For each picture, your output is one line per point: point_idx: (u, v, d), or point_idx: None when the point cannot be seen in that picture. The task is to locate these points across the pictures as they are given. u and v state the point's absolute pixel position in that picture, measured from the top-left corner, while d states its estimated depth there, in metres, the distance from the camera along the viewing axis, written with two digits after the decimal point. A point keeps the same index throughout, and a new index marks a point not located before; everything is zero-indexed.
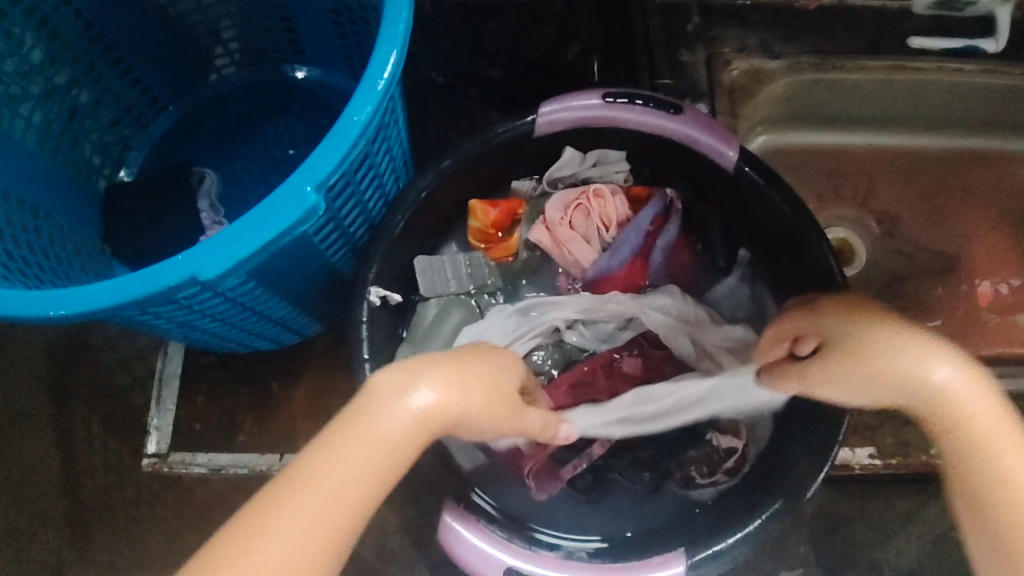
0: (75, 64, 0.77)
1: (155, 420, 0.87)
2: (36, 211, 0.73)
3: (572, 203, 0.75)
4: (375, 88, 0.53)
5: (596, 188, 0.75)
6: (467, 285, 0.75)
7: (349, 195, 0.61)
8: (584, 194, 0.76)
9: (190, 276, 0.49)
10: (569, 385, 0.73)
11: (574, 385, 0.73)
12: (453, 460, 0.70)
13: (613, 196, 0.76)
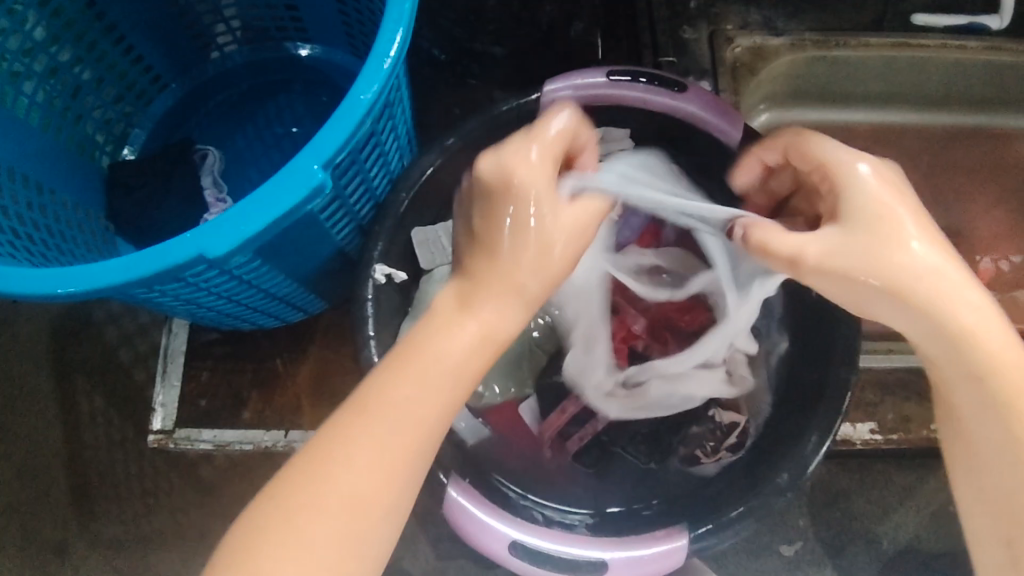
0: (77, 42, 0.77)
1: (161, 397, 0.85)
2: (40, 189, 0.73)
3: None
4: (381, 67, 0.53)
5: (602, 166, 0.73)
6: None
7: (355, 172, 0.61)
8: None
9: (198, 254, 0.49)
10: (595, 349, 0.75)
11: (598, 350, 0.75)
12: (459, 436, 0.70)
13: None
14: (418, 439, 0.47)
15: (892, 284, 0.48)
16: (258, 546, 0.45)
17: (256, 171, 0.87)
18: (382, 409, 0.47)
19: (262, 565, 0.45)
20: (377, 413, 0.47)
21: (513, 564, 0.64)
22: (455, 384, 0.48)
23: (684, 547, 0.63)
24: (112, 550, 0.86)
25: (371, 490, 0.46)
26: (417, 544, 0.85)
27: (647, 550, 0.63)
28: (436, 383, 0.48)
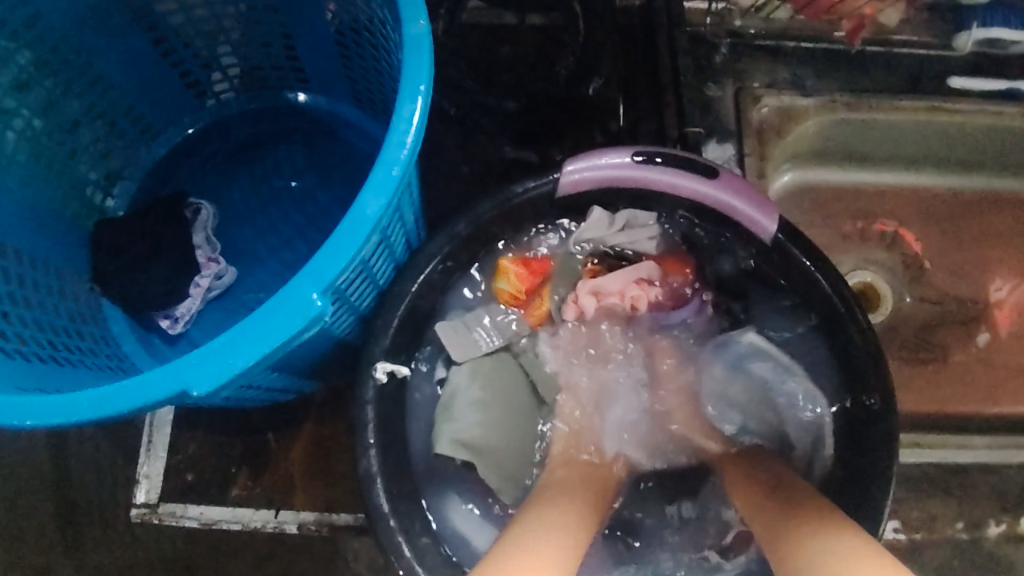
0: (61, 94, 0.72)
1: (145, 468, 0.80)
2: (17, 257, 0.68)
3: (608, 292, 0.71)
4: (388, 178, 0.48)
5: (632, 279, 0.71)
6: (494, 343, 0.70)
7: (355, 270, 0.57)
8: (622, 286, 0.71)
9: (183, 389, 0.45)
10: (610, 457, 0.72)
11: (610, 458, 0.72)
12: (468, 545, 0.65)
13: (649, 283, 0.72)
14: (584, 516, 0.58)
15: None
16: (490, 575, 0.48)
17: (251, 230, 0.82)
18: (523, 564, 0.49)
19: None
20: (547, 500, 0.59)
21: None
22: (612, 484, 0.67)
23: None
24: None
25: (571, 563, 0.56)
26: None
27: None
28: (550, 543, 0.52)
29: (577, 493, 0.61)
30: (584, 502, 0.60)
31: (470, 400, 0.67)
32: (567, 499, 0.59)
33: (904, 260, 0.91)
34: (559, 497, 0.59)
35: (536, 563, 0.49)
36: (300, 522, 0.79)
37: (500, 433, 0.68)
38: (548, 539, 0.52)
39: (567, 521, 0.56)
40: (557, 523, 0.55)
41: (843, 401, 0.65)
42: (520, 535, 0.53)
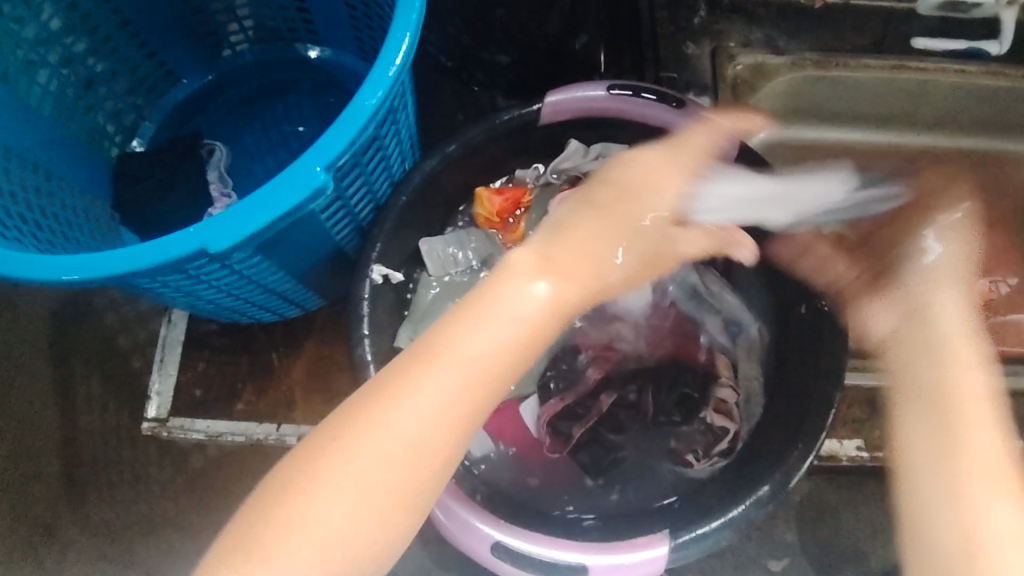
0: (93, 35, 0.79)
1: (158, 385, 0.89)
2: (48, 175, 0.75)
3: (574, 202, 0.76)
4: (386, 74, 0.54)
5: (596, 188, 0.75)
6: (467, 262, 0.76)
7: (357, 175, 0.63)
8: None
9: (200, 247, 0.51)
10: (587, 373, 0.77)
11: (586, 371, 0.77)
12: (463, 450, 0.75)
13: None
14: (484, 381, 0.48)
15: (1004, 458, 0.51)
16: (317, 466, 0.46)
17: (260, 168, 0.89)
18: (356, 461, 0.45)
19: (323, 475, 0.45)
20: (440, 357, 0.47)
21: (494, 565, 0.64)
22: (547, 314, 0.49)
23: (664, 555, 0.63)
24: (101, 541, 0.87)
25: (434, 439, 0.46)
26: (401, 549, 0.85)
27: (627, 557, 0.63)
28: (394, 436, 0.46)
29: (509, 324, 0.48)
30: (492, 340, 0.48)
31: (432, 309, 0.74)
32: (486, 340, 0.48)
33: None
34: (473, 338, 0.48)
35: (362, 467, 0.45)
36: (300, 435, 0.86)
37: None
38: (396, 431, 0.46)
39: (454, 382, 0.47)
40: (443, 382, 0.47)
41: (801, 304, 0.72)
42: (375, 399, 0.47)
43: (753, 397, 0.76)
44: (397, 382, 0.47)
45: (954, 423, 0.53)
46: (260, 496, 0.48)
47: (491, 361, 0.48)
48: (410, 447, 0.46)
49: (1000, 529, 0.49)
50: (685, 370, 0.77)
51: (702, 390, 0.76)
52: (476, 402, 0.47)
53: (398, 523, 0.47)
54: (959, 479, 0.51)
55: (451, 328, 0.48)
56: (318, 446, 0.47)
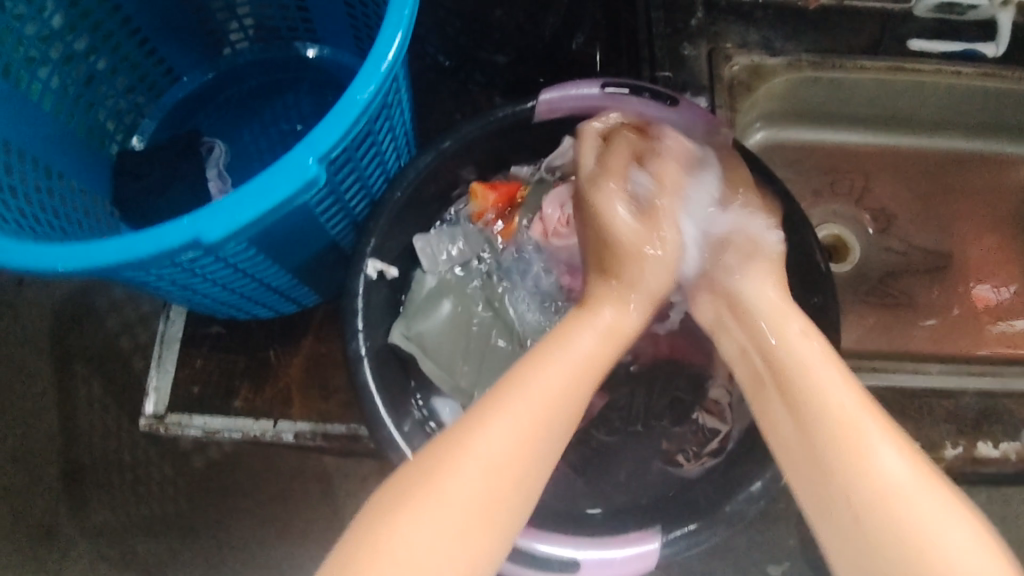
0: (94, 33, 0.80)
1: (156, 381, 0.88)
2: (49, 172, 0.76)
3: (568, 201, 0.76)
4: (378, 68, 0.55)
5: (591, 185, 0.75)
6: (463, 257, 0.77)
7: (351, 169, 0.63)
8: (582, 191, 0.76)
9: (194, 238, 0.52)
10: None
11: None
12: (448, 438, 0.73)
13: None
14: (559, 415, 0.51)
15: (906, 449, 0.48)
16: (421, 483, 0.47)
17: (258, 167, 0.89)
18: (444, 485, 0.46)
19: (432, 489, 0.46)
20: (523, 392, 0.51)
21: None
22: (596, 367, 0.55)
23: (656, 550, 0.64)
24: (103, 539, 0.89)
25: (524, 461, 0.48)
26: None
27: (619, 552, 0.63)
28: (484, 462, 0.47)
29: (575, 374, 0.54)
30: (559, 382, 0.52)
31: (427, 304, 0.75)
32: (556, 382, 0.52)
33: (870, 212, 0.97)
34: (545, 377, 0.52)
35: (470, 479, 0.46)
36: (296, 431, 0.85)
37: (450, 338, 0.75)
38: (490, 460, 0.47)
39: (536, 419, 0.50)
40: (533, 412, 0.50)
41: None
42: (466, 424, 0.49)
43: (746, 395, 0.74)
44: (486, 409, 0.50)
45: (808, 397, 0.52)
46: (357, 533, 0.46)
47: (564, 406, 0.52)
48: (501, 475, 0.47)
49: (892, 468, 0.47)
50: (677, 370, 0.78)
51: (696, 390, 0.77)
52: (553, 433, 0.50)
53: (497, 549, 0.47)
54: (831, 446, 0.50)
55: (526, 372, 0.52)
56: (416, 469, 0.48)
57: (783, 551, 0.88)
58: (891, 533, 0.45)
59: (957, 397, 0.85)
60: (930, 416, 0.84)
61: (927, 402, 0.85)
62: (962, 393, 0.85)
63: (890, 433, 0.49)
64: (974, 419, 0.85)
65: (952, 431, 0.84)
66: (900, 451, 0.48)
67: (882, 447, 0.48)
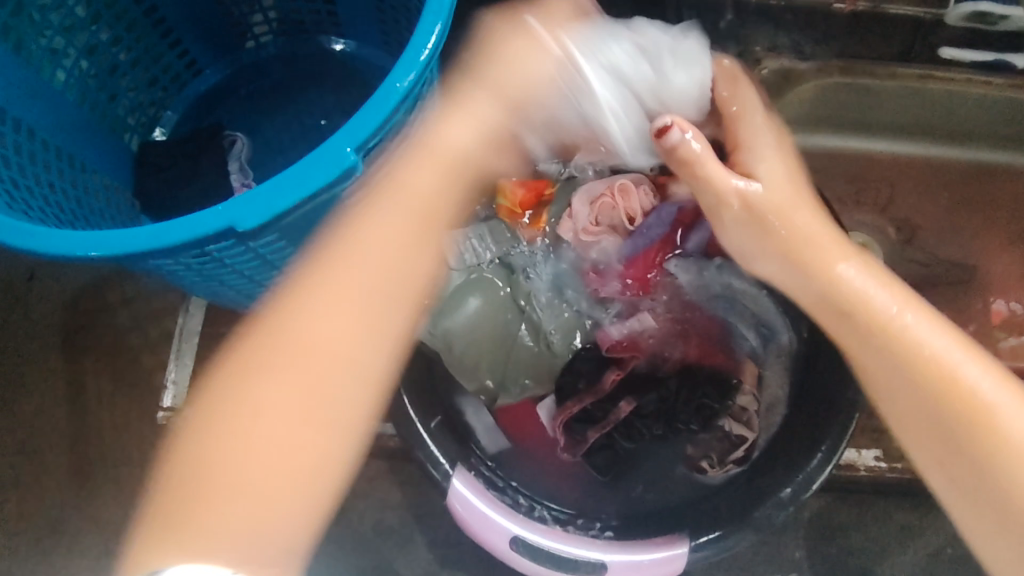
0: (118, 23, 0.79)
1: (173, 374, 0.89)
2: (72, 162, 0.75)
3: (598, 196, 0.74)
4: (418, 57, 0.54)
5: (622, 185, 0.74)
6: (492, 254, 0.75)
7: (382, 162, 0.62)
8: (611, 188, 0.74)
9: (229, 226, 0.51)
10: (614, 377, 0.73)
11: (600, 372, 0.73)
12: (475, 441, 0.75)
13: (640, 187, 0.74)
14: (332, 352, 0.56)
15: (959, 345, 0.57)
16: (211, 445, 0.54)
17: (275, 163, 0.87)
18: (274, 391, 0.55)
19: (219, 454, 0.54)
20: (291, 346, 0.56)
21: (512, 559, 0.63)
22: (364, 284, 0.58)
23: (683, 555, 0.62)
24: (107, 536, 0.87)
25: (297, 407, 0.55)
26: (411, 547, 0.85)
27: (647, 556, 0.62)
28: (293, 366, 0.55)
29: (397, 234, 0.61)
30: (331, 304, 0.57)
31: (455, 301, 0.71)
32: (381, 249, 0.60)
33: (893, 221, 0.96)
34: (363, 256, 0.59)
35: (249, 446, 0.54)
36: None
37: (477, 341, 0.71)
38: (293, 363, 0.55)
39: (352, 299, 0.58)
40: (292, 353, 0.56)
41: None
42: (254, 368, 0.56)
43: (773, 405, 0.75)
44: (240, 369, 0.56)
45: (909, 359, 0.56)
46: (162, 480, 0.56)
47: (388, 288, 0.59)
48: (321, 369, 0.56)
49: (995, 399, 0.54)
50: (709, 376, 0.74)
51: (725, 392, 0.74)
52: (326, 364, 0.56)
53: (290, 492, 0.54)
54: (950, 407, 0.55)
55: (286, 317, 0.57)
56: (204, 424, 0.55)
57: (791, 563, 0.87)
58: (1015, 477, 0.53)
59: None
60: None
61: None
62: None
63: (958, 345, 0.56)
64: None
65: None
66: (992, 380, 0.55)
67: (969, 367, 0.56)
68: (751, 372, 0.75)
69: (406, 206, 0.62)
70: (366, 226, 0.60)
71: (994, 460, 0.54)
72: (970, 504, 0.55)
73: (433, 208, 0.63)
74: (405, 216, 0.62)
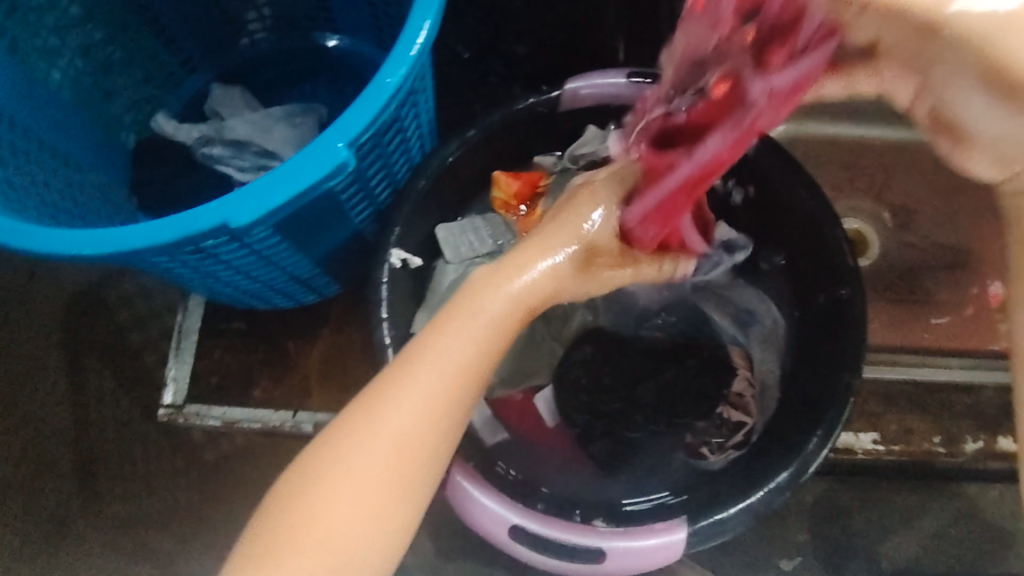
0: (111, 22, 0.79)
1: (173, 371, 0.90)
2: (67, 160, 0.75)
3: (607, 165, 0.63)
4: (408, 53, 0.54)
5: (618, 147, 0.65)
6: (487, 246, 0.76)
7: (377, 157, 0.63)
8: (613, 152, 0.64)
9: (221, 223, 0.52)
10: (616, 375, 0.77)
11: (610, 369, 0.77)
12: (475, 434, 0.73)
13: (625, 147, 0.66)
14: (382, 524, 0.50)
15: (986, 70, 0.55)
16: (278, 557, 0.49)
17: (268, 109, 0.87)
18: (342, 505, 0.49)
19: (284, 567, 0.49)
20: (354, 462, 0.50)
21: (513, 549, 0.64)
22: (387, 511, 0.50)
23: (681, 541, 0.62)
24: (112, 532, 0.88)
25: (361, 508, 0.49)
26: (415, 538, 0.86)
27: (644, 541, 0.63)
28: (364, 495, 0.49)
29: (379, 482, 0.50)
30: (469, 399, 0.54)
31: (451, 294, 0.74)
32: (350, 501, 0.49)
33: (889, 207, 0.96)
34: (391, 411, 0.51)
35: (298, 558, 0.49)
36: (315, 422, 0.86)
37: None
38: (388, 466, 0.50)
39: (364, 489, 0.50)
40: (348, 496, 0.49)
41: (818, 293, 0.71)
42: (314, 483, 0.50)
43: (768, 387, 0.74)
44: (316, 488, 0.50)
45: None
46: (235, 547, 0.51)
47: (375, 502, 0.50)
48: (395, 476, 0.50)
49: None
50: (706, 367, 0.76)
51: (720, 383, 0.76)
52: (384, 516, 0.50)
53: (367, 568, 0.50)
54: None
55: (313, 505, 0.49)
56: (273, 527, 0.50)
57: (794, 546, 0.88)
58: None
59: (978, 392, 0.89)
60: (950, 411, 0.88)
61: (949, 396, 0.88)
62: (981, 387, 0.89)
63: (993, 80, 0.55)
64: (994, 414, 0.88)
65: (972, 427, 0.87)
66: None
67: None
68: (739, 355, 0.77)
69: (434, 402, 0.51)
70: (402, 472, 0.50)
71: None
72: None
73: (429, 452, 0.51)
74: (406, 433, 0.51)
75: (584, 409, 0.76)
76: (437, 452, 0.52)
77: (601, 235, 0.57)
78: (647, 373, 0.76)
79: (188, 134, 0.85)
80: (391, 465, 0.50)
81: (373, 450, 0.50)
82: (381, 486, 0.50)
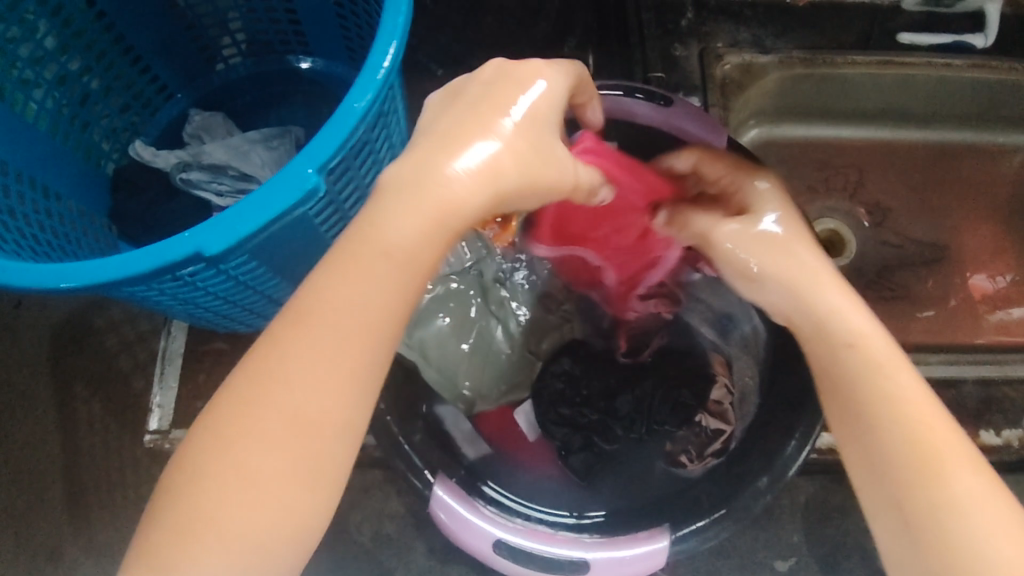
0: (86, 53, 0.80)
1: (159, 398, 0.90)
2: (47, 192, 0.76)
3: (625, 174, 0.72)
4: (375, 76, 0.55)
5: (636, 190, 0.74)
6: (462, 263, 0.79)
7: (348, 179, 0.63)
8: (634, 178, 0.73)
9: (194, 251, 0.52)
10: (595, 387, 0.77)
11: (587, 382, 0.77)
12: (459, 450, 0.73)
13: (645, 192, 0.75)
14: (289, 488, 0.43)
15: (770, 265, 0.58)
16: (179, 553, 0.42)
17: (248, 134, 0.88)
18: (242, 471, 0.43)
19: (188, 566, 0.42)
20: (251, 423, 0.43)
21: (496, 563, 0.65)
22: (303, 468, 0.43)
23: (665, 548, 0.63)
24: (105, 559, 0.87)
25: (270, 471, 0.43)
26: (410, 555, 0.86)
27: (627, 551, 0.63)
28: (261, 481, 0.43)
29: (280, 440, 0.43)
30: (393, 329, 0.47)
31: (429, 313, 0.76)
32: (254, 466, 0.43)
33: (864, 206, 0.97)
34: (273, 386, 0.43)
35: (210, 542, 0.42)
36: None
37: (450, 344, 0.76)
38: (285, 418, 0.43)
39: (266, 452, 0.43)
40: (247, 460, 0.43)
41: None
42: (208, 456, 0.43)
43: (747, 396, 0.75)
44: (212, 457, 0.43)
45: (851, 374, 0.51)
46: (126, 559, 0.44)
47: (283, 466, 0.43)
48: (297, 421, 0.43)
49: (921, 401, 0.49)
50: (683, 377, 0.77)
51: (698, 391, 0.76)
52: (295, 478, 0.43)
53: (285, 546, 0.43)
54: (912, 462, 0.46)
55: (213, 487, 0.42)
56: (174, 510, 0.43)
57: (789, 547, 0.88)
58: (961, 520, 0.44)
59: (958, 386, 0.85)
60: None
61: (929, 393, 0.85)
62: (961, 381, 0.86)
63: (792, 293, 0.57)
64: (975, 407, 0.85)
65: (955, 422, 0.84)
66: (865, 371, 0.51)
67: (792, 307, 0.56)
68: (720, 363, 0.77)
69: (359, 332, 0.45)
70: (308, 424, 0.43)
71: (933, 473, 0.45)
72: (890, 533, 0.46)
73: (342, 390, 0.44)
74: (317, 364, 0.44)
75: (568, 418, 0.76)
76: (351, 398, 0.45)
77: (518, 154, 0.49)
78: (623, 384, 0.77)
79: (166, 161, 0.86)
80: (291, 421, 0.43)
81: (272, 406, 0.43)
82: (285, 445, 0.43)
